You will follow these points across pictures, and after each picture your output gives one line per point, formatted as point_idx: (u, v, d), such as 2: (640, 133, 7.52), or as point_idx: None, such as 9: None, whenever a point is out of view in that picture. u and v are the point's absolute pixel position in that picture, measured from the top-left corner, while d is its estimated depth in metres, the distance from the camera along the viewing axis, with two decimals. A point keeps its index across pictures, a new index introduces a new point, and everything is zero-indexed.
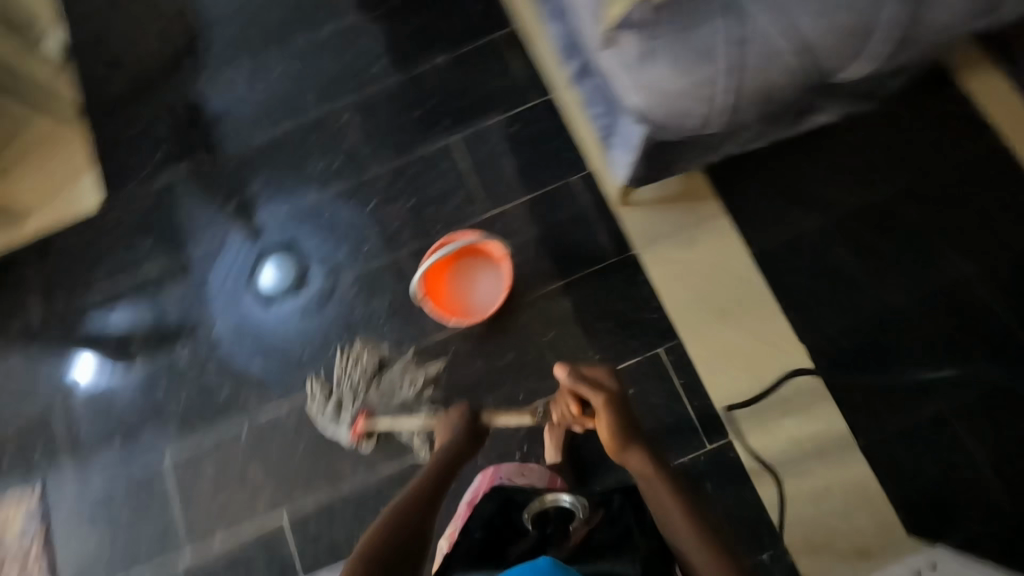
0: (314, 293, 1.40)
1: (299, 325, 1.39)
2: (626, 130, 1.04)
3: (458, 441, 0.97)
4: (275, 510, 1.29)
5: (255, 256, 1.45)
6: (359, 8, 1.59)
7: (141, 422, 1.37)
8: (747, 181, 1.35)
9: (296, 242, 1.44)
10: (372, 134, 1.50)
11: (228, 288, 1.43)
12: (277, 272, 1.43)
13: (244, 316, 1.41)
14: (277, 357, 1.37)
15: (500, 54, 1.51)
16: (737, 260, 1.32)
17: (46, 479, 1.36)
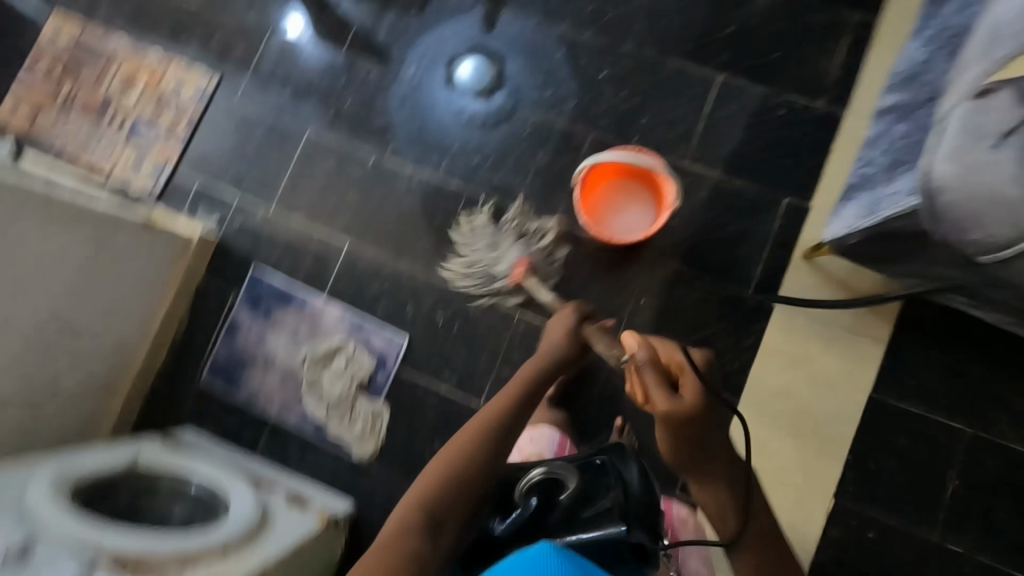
0: (490, 111, 1.41)
1: (457, 127, 1.42)
2: (888, 196, 0.91)
3: (556, 352, 1.10)
4: (343, 233, 1.42)
5: (470, 45, 1.44)
6: None
7: (309, 92, 1.50)
8: (933, 337, 1.17)
9: (510, 60, 1.42)
10: (656, 15, 1.39)
11: (431, 50, 1.46)
12: (476, 70, 1.43)
13: (424, 83, 1.45)
14: (423, 135, 1.43)
15: (832, 36, 1.31)
16: (851, 389, 1.19)
17: (224, 76, 1.53)
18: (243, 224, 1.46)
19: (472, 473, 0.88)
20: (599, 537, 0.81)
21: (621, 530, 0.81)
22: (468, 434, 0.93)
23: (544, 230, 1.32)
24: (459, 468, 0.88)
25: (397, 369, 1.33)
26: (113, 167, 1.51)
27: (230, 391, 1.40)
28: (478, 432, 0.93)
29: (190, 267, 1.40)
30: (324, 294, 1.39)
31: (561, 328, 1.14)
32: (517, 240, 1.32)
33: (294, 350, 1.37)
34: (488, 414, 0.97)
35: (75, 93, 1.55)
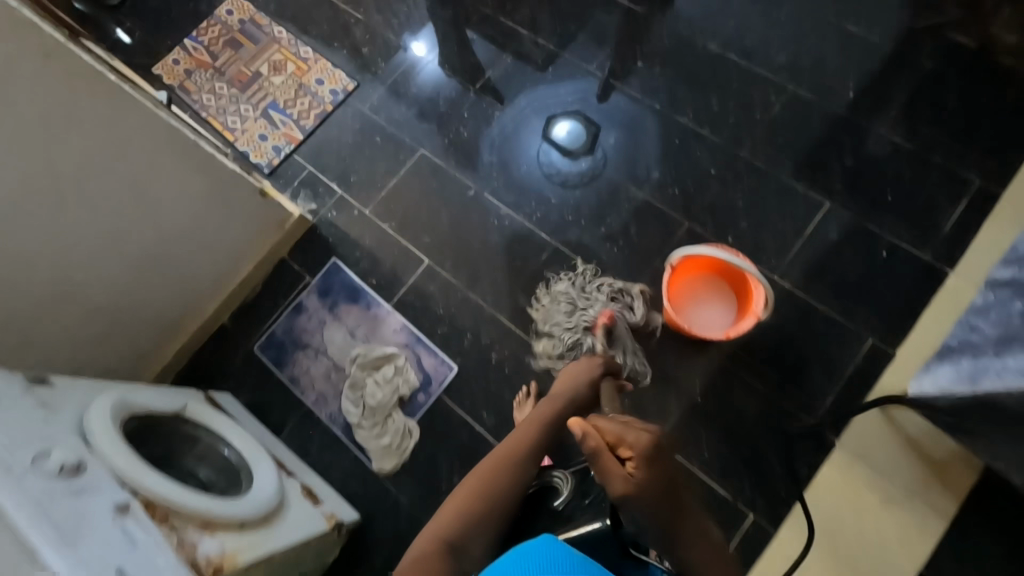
0: (578, 171, 1.46)
1: (540, 178, 1.47)
2: (1000, 366, 0.88)
3: (577, 395, 1.06)
4: (424, 249, 1.46)
5: (572, 107, 1.52)
6: (895, 40, 1.44)
7: (431, 115, 1.58)
8: (1001, 527, 1.09)
9: (610, 127, 1.49)
10: (777, 130, 1.42)
11: (538, 103, 1.54)
12: (572, 131, 1.50)
13: (520, 131, 1.52)
14: (508, 176, 1.49)
15: (951, 193, 1.31)
16: (902, 556, 1.10)
17: (361, 83, 1.64)
18: (336, 217, 1.52)
19: (485, 517, 0.83)
20: (584, 531, 0.78)
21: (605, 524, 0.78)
22: (483, 474, 0.88)
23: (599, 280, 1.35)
24: (475, 517, 0.82)
25: (440, 394, 1.33)
26: (240, 135, 1.64)
27: (274, 367, 1.41)
28: (495, 476, 0.88)
29: (280, 242, 1.46)
30: (392, 302, 1.43)
31: (582, 372, 1.11)
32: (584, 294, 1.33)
33: (348, 347, 1.40)
34: (503, 452, 0.92)
35: (230, 64, 1.73)
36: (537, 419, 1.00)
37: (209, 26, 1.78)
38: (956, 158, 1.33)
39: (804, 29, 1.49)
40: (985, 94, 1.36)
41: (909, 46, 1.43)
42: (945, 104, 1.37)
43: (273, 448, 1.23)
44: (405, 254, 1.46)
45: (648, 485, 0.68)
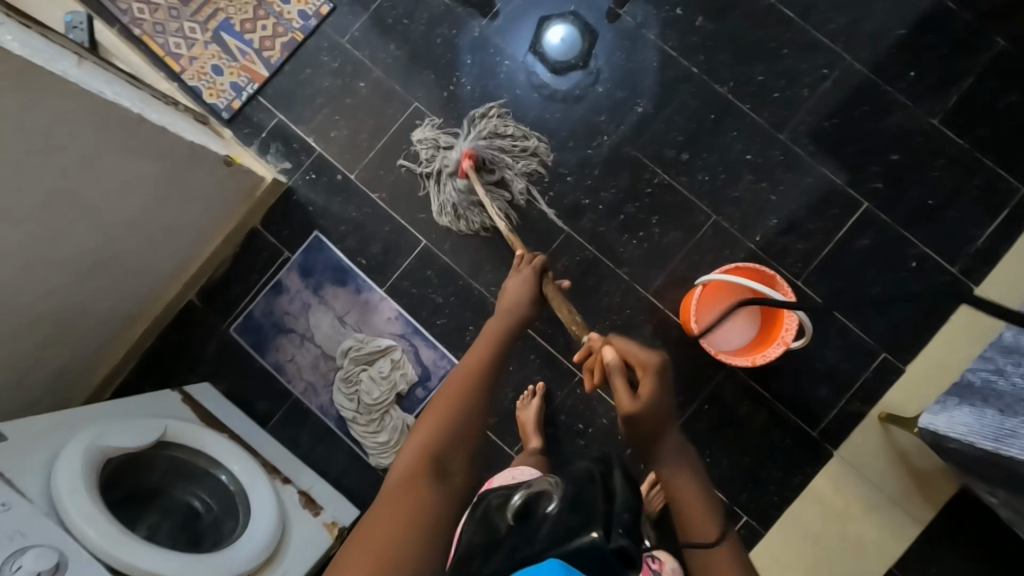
0: (568, 88, 1.30)
1: (528, 95, 1.30)
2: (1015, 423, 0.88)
3: (523, 305, 1.03)
4: (421, 228, 1.30)
5: (566, 7, 1.30)
6: (973, 10, 1.25)
7: (426, 57, 1.32)
8: (967, 537, 1.18)
9: (609, 35, 1.30)
10: (824, 112, 1.26)
11: (526, 7, 1.31)
12: (565, 37, 1.30)
13: (507, 38, 1.31)
14: (493, 96, 1.30)
15: (995, 201, 1.22)
16: (874, 558, 1.19)
17: (337, 6, 1.33)
18: (315, 181, 1.31)
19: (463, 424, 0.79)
20: (567, 552, 0.46)
21: (593, 536, 0.46)
22: (438, 407, 0.80)
23: (508, 138, 1.27)
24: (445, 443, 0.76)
25: (439, 390, 1.26)
26: (187, 64, 1.33)
27: (255, 352, 1.30)
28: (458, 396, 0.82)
29: (251, 211, 1.27)
30: (384, 287, 1.29)
31: (519, 289, 1.06)
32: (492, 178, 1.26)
33: (338, 335, 1.29)
34: (464, 375, 0.86)
35: None
36: (490, 333, 0.97)
37: None
38: (1007, 163, 1.23)
39: None
40: None
41: (986, 19, 1.25)
42: (1008, 98, 1.24)
43: (263, 449, 1.16)
44: (399, 233, 1.30)
45: (644, 401, 0.79)
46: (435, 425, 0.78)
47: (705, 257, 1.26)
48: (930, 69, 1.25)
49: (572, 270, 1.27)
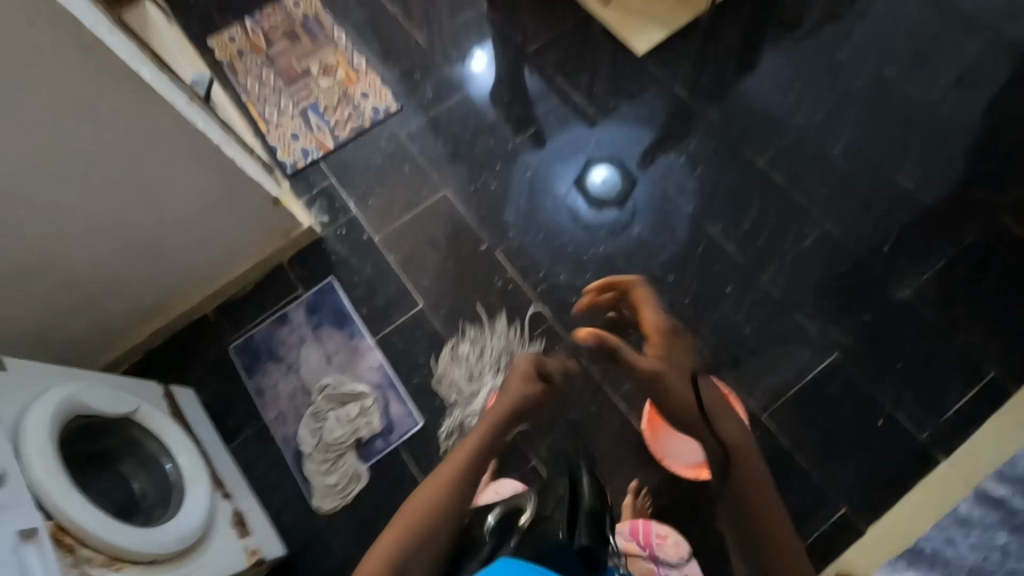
0: (609, 224, 1.46)
1: (568, 221, 1.47)
2: None
3: (516, 404, 1.01)
4: (422, 291, 1.43)
5: (614, 156, 1.52)
6: (945, 204, 1.40)
7: (464, 156, 1.56)
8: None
9: (647, 185, 1.49)
10: (802, 264, 1.38)
11: (574, 150, 1.54)
12: (608, 179, 1.50)
13: (556, 172, 1.52)
14: (535, 219, 1.48)
15: (964, 377, 1.26)
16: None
17: (404, 107, 1.63)
18: (344, 235, 1.50)
19: (437, 518, 0.84)
20: (540, 547, 0.64)
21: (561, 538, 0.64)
22: (424, 503, 0.85)
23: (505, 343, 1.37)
24: (421, 541, 0.82)
25: (397, 445, 1.30)
26: (273, 128, 1.63)
27: (243, 372, 1.39)
28: (441, 496, 0.86)
29: (282, 248, 1.45)
30: (375, 337, 1.40)
31: (516, 390, 1.02)
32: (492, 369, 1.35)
33: (320, 372, 1.38)
34: (450, 471, 0.90)
35: (283, 55, 1.73)
36: (484, 424, 0.99)
37: (273, 13, 1.80)
38: (977, 343, 1.28)
39: (855, 169, 1.45)
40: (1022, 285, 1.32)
41: (957, 214, 1.39)
42: (980, 284, 1.32)
43: (216, 459, 1.20)
44: (402, 292, 1.44)
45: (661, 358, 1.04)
46: (411, 520, 0.84)
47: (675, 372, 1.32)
48: (904, 245, 1.37)
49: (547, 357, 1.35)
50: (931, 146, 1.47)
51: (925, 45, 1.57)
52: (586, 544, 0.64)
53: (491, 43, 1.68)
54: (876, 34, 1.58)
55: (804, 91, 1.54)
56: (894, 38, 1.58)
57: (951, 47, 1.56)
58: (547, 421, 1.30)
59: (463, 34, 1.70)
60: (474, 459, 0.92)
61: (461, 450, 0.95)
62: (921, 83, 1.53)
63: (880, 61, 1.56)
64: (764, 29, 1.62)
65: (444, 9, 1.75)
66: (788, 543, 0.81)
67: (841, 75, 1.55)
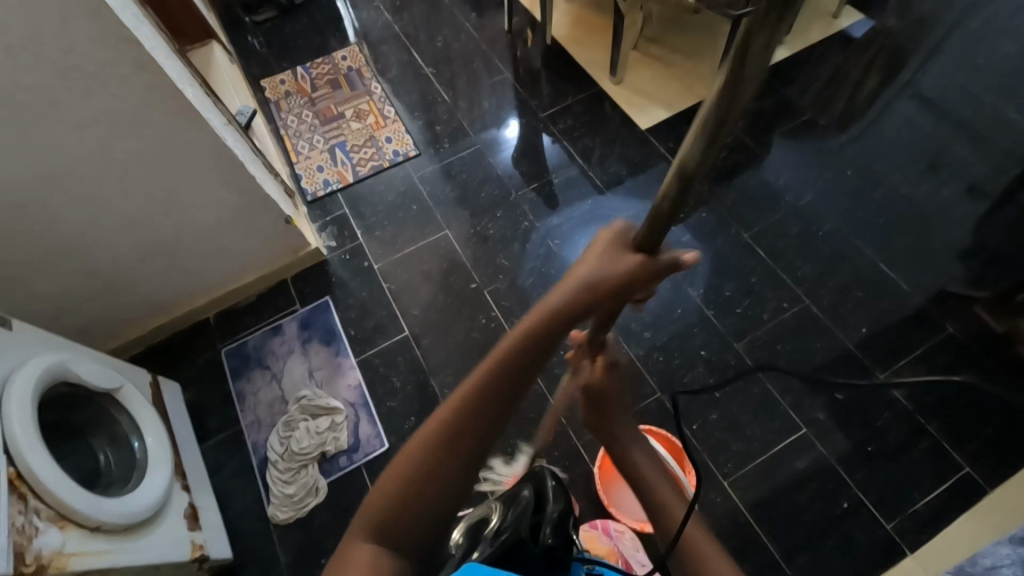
0: None
1: None
2: None
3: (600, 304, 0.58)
4: (409, 320, 1.50)
5: None
6: (926, 295, 1.42)
7: (469, 201, 1.68)
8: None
9: None
10: (779, 336, 1.40)
11: (585, 222, 1.62)
12: None
13: (573, 238, 1.59)
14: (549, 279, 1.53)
15: (937, 470, 1.23)
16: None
17: (421, 153, 1.78)
18: (347, 259, 1.61)
19: (426, 491, 0.57)
20: (507, 541, 0.72)
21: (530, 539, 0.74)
22: (448, 432, 0.57)
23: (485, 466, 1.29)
24: (403, 515, 0.56)
25: (360, 464, 1.32)
26: (303, 159, 1.80)
27: (230, 376, 1.46)
28: (438, 453, 0.57)
29: (288, 265, 1.55)
30: (358, 358, 1.46)
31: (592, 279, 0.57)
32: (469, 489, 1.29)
33: (301, 384, 1.44)
34: (463, 406, 0.58)
35: (323, 99, 1.94)
36: (501, 344, 0.59)
37: (321, 64, 2.03)
38: (953, 437, 1.26)
39: (839, 252, 1.50)
40: (1002, 383, 1.31)
41: (938, 307, 1.41)
42: (958, 376, 1.32)
43: (185, 452, 1.25)
44: (390, 319, 1.51)
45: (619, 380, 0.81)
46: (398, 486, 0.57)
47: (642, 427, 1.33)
48: (881, 330, 1.39)
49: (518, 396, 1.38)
50: (917, 238, 1.51)
51: (916, 145, 1.65)
52: (551, 546, 0.75)
53: (509, 105, 1.85)
54: (869, 131, 1.68)
55: (795, 176, 1.63)
56: (886, 137, 1.67)
57: (941, 149, 1.63)
58: (508, 460, 1.31)
59: (485, 96, 1.88)
60: (493, 393, 0.58)
61: (465, 384, 0.59)
62: (910, 180, 1.59)
63: (870, 155, 1.64)
64: (762, 117, 1.74)
65: (472, 73, 1.94)
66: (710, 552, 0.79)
67: (831, 165, 1.64)
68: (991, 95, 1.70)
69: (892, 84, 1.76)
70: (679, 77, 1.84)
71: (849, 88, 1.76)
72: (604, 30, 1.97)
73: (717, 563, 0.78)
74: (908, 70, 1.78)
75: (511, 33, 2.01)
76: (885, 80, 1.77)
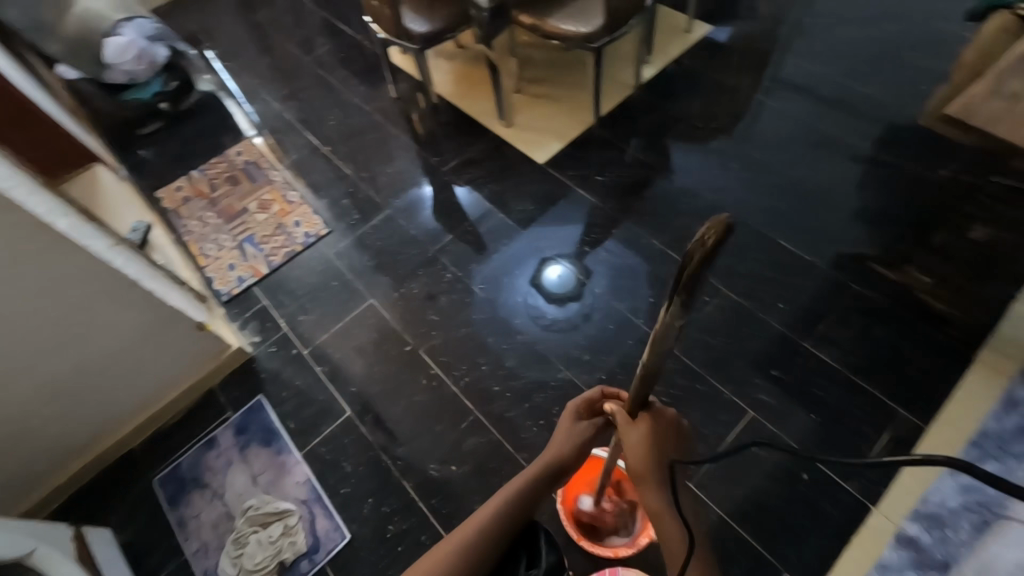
0: (567, 315, 1.53)
1: (526, 318, 1.53)
2: None
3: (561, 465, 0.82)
4: (350, 399, 1.46)
5: (563, 251, 1.64)
6: (828, 261, 1.53)
7: (390, 265, 1.68)
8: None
9: (592, 274, 1.59)
10: (709, 330, 1.46)
11: (513, 259, 1.65)
12: (562, 275, 1.60)
13: (509, 275, 1.61)
14: (492, 319, 1.54)
15: (878, 421, 1.29)
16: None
17: (333, 229, 1.78)
18: (275, 352, 1.56)
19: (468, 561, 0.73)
20: None
21: None
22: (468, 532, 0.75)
23: None
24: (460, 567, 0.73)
25: (324, 563, 1.24)
26: (211, 261, 1.76)
27: (166, 506, 1.35)
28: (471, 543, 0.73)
29: (212, 372, 1.48)
30: (302, 451, 1.39)
31: (567, 430, 0.86)
32: None
33: (246, 494, 1.35)
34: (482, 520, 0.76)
35: (223, 197, 1.92)
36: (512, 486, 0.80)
37: (217, 164, 2.02)
38: (882, 386, 1.33)
39: (742, 239, 1.60)
40: (915, 325, 1.40)
41: (841, 268, 1.51)
42: (874, 329, 1.41)
43: None
44: (330, 403, 1.46)
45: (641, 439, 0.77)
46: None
47: None
48: (796, 302, 1.47)
49: (475, 449, 1.35)
50: (807, 210, 1.63)
51: (786, 130, 1.80)
52: None
53: (411, 167, 1.89)
54: (742, 126, 1.83)
55: (690, 178, 1.73)
56: (758, 128, 1.82)
57: (808, 129, 1.79)
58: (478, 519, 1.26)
59: (387, 163, 1.92)
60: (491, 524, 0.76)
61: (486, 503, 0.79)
62: (788, 160, 1.73)
63: (749, 147, 1.78)
64: (648, 131, 1.86)
65: (370, 144, 1.98)
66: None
67: (719, 162, 1.76)
68: (838, 75, 1.90)
69: (753, 81, 1.93)
70: (565, 110, 1.95)
71: (718, 91, 1.92)
72: (488, 81, 2.08)
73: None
74: (763, 67, 1.96)
75: (401, 99, 2.08)
76: (745, 78, 1.94)
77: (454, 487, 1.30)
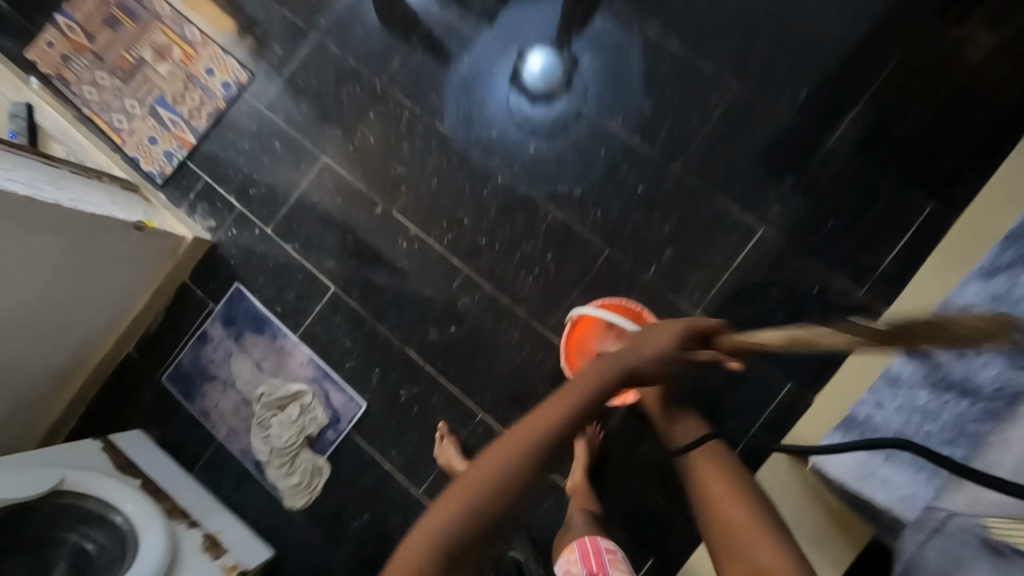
0: (556, 114, 1.31)
1: (510, 126, 1.32)
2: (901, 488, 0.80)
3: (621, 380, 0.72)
4: (330, 275, 1.36)
5: (541, 43, 1.32)
6: (869, 24, 1.21)
7: (334, 112, 1.40)
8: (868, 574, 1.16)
9: (577, 84, 1.31)
10: (717, 139, 1.25)
11: (484, 57, 1.34)
12: (545, 61, 1.32)
13: (481, 81, 1.34)
14: (471, 135, 1.33)
15: (902, 221, 1.17)
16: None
17: (253, 73, 1.44)
18: (236, 235, 1.41)
19: (501, 506, 0.61)
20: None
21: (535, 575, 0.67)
22: (502, 465, 0.62)
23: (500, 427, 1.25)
24: (489, 514, 0.60)
25: (348, 431, 1.31)
26: (128, 137, 1.48)
27: (184, 400, 1.39)
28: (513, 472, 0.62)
29: (177, 268, 1.39)
30: (297, 334, 1.35)
31: (661, 341, 0.74)
32: (472, 432, 1.27)
33: (255, 380, 1.36)
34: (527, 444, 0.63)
35: (110, 48, 1.51)
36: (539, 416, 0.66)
37: None
38: (915, 178, 1.18)
39: (762, 8, 1.26)
40: (964, 99, 1.17)
41: (885, 32, 1.21)
42: (915, 110, 1.19)
43: (175, 491, 1.24)
44: (311, 282, 1.36)
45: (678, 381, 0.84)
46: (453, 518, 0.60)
47: (602, 290, 1.26)
48: (824, 89, 1.22)
49: (470, 309, 1.29)
50: None
51: None
52: None
53: None
54: None
55: None
56: None
57: None
58: (485, 374, 1.27)
59: None
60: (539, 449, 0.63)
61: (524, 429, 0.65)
62: None
63: None
64: None
65: None
66: (731, 509, 0.74)
67: None
68: None
69: None
70: None
71: None
72: None
73: (747, 553, 0.69)
74: None
75: None
76: None
77: (456, 347, 1.29)
